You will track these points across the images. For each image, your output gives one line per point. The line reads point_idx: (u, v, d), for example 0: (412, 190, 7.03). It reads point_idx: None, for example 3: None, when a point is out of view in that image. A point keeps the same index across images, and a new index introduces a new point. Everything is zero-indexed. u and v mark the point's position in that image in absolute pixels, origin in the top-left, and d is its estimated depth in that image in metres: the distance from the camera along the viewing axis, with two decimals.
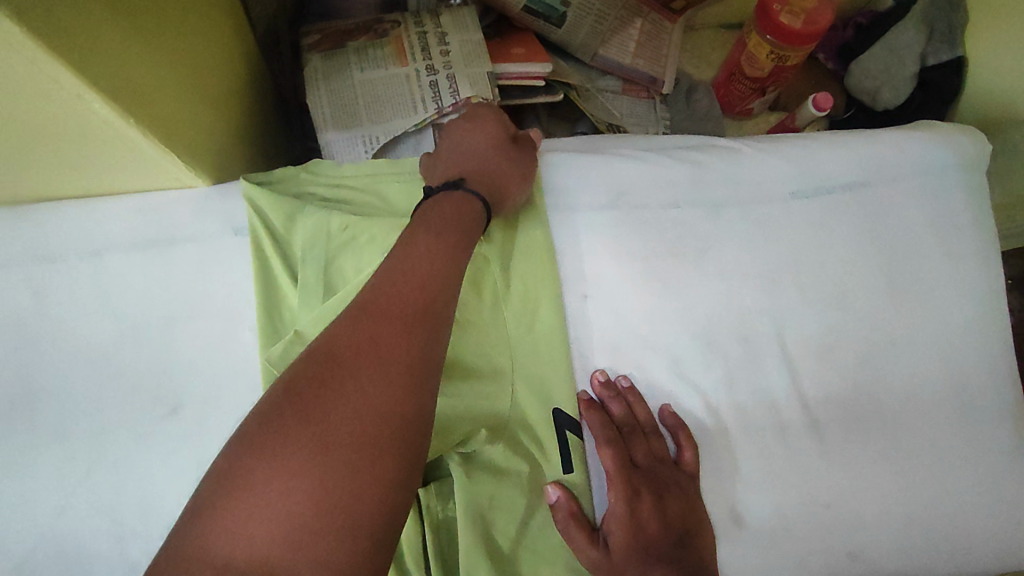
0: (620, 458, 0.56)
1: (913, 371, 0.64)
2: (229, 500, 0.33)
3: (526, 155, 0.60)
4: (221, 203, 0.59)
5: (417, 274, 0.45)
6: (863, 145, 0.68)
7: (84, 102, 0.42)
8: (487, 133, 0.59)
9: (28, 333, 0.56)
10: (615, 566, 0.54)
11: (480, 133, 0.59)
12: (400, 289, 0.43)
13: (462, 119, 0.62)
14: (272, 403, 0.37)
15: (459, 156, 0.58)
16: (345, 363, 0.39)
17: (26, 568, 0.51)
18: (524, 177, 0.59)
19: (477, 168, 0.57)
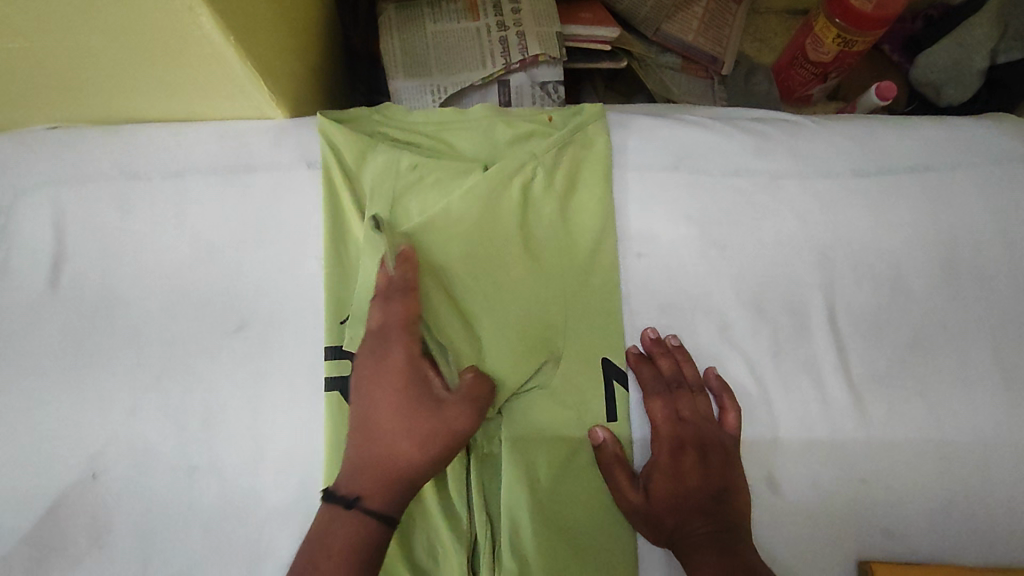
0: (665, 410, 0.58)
1: (963, 356, 0.64)
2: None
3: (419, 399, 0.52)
4: (297, 135, 0.62)
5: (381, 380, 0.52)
6: (928, 130, 0.68)
7: (194, 16, 0.46)
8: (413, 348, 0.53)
9: (113, 245, 0.60)
10: (654, 513, 0.55)
11: (388, 402, 0.51)
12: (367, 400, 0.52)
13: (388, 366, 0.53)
14: (358, 393, 0.53)
15: (386, 441, 0.51)
16: (377, 394, 0.52)
17: (97, 459, 0.55)
18: (404, 415, 0.51)
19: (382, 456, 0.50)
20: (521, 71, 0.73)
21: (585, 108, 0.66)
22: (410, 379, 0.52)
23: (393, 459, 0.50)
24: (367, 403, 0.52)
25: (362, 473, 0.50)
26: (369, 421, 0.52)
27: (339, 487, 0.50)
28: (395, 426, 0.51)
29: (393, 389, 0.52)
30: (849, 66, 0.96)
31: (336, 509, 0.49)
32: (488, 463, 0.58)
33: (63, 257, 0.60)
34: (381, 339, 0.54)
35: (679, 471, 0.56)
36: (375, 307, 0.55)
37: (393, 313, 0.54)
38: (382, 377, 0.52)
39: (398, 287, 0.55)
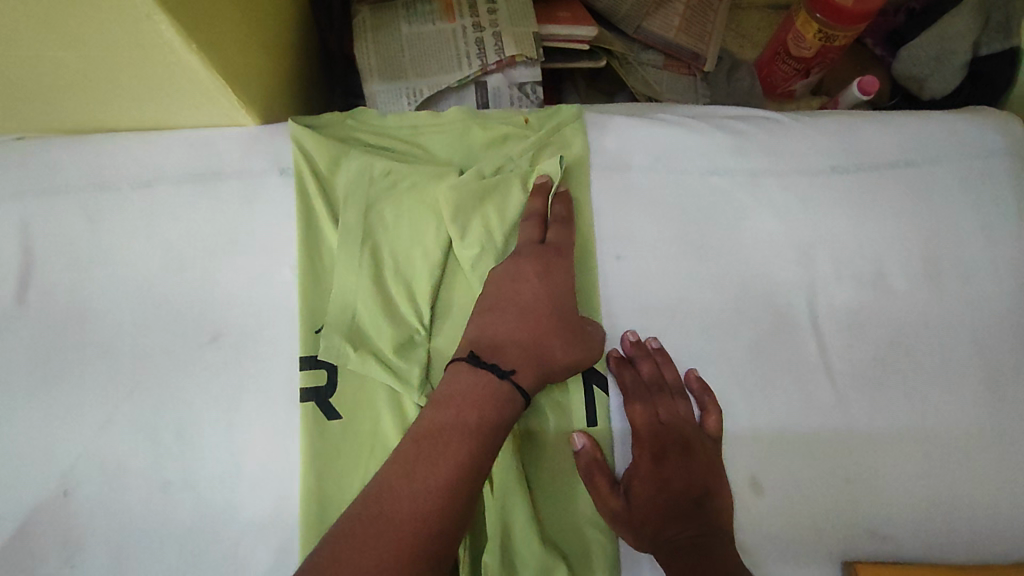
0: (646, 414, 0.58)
1: (945, 353, 0.63)
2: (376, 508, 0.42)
3: (562, 310, 0.56)
4: (268, 142, 0.61)
5: (531, 280, 0.56)
6: (908, 125, 0.68)
7: (152, 23, 0.44)
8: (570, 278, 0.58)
9: (82, 257, 0.59)
10: (635, 519, 0.55)
11: (520, 293, 0.55)
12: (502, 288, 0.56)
13: (535, 271, 0.57)
14: (492, 281, 0.57)
15: (513, 326, 0.54)
16: (512, 289, 0.56)
17: (68, 475, 0.54)
18: (547, 316, 0.55)
19: (506, 334, 0.54)
20: (498, 72, 0.72)
21: (562, 109, 0.65)
22: (562, 288, 0.57)
23: (529, 347, 0.53)
24: (530, 286, 0.56)
25: (487, 340, 0.53)
26: (497, 307, 0.55)
27: (480, 356, 0.52)
28: (526, 319, 0.54)
29: (547, 287, 0.56)
30: (831, 61, 0.96)
31: (474, 372, 0.50)
32: None
33: (30, 269, 0.58)
34: (544, 249, 0.58)
35: (660, 475, 0.56)
36: (524, 224, 0.60)
37: (566, 233, 0.59)
38: (531, 273, 0.56)
39: (562, 215, 0.60)
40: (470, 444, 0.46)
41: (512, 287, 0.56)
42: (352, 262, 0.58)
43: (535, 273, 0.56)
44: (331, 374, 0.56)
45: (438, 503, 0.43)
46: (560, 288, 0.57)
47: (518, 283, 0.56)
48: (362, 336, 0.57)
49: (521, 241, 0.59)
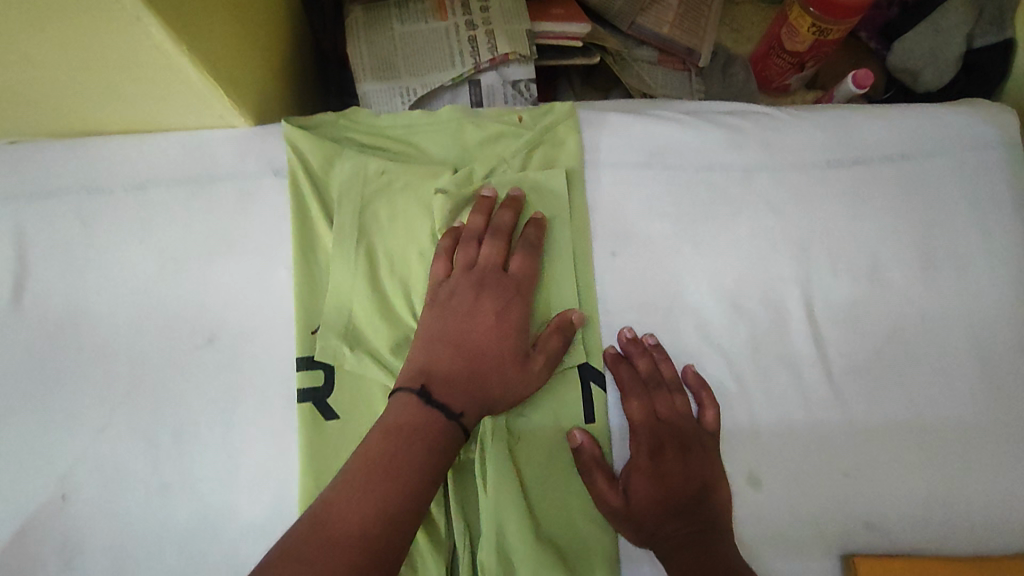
0: (643, 411, 0.58)
1: (941, 346, 0.64)
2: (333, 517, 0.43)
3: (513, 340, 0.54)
4: (262, 143, 0.61)
5: (478, 305, 0.54)
6: (903, 118, 0.68)
7: (141, 25, 0.44)
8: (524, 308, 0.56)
9: (76, 260, 0.59)
10: (635, 515, 0.55)
11: (468, 323, 0.53)
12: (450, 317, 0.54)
13: (480, 294, 0.55)
14: (438, 307, 0.55)
15: (461, 361, 0.52)
16: (461, 317, 0.54)
17: (67, 479, 0.54)
18: (497, 346, 0.53)
19: (454, 369, 0.52)
20: (492, 70, 0.72)
21: (556, 106, 0.64)
22: (519, 328, 0.55)
23: (479, 396, 0.51)
24: (485, 321, 0.54)
25: (435, 376, 0.51)
26: (446, 334, 0.53)
27: (433, 392, 0.50)
28: (475, 349, 0.53)
29: (502, 325, 0.54)
30: (825, 55, 0.96)
31: (423, 407, 0.49)
32: (467, 471, 0.57)
33: (24, 274, 0.58)
34: (502, 281, 0.56)
35: (659, 471, 0.55)
36: (482, 246, 0.57)
37: (526, 262, 0.57)
38: (487, 310, 0.54)
39: (524, 240, 0.58)
40: (416, 465, 0.46)
41: (458, 312, 0.54)
42: (348, 263, 0.58)
43: (481, 299, 0.54)
44: (328, 375, 0.56)
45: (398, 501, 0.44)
46: (508, 314, 0.55)
47: (463, 307, 0.54)
48: (358, 337, 0.57)
49: (478, 265, 0.56)
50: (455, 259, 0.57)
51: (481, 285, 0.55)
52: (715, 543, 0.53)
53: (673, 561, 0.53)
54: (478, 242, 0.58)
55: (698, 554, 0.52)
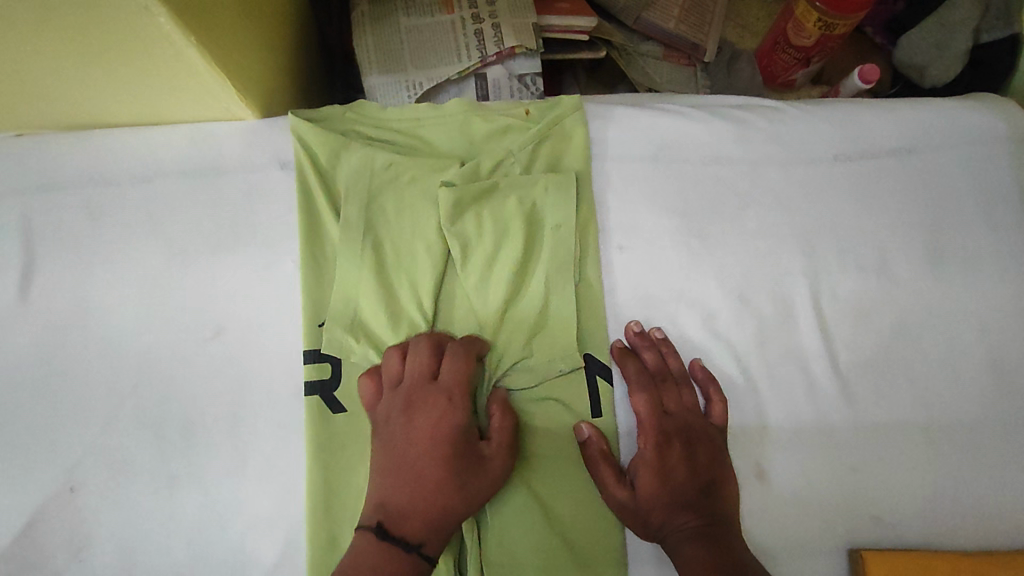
0: (651, 403, 0.57)
1: (948, 341, 0.63)
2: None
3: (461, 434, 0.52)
4: (269, 135, 0.61)
5: (416, 448, 0.51)
6: (911, 112, 0.67)
7: (150, 15, 0.44)
8: (461, 386, 0.54)
9: (83, 253, 0.59)
10: (641, 507, 0.54)
11: (415, 459, 0.51)
12: (392, 461, 0.51)
13: (421, 437, 0.52)
14: (376, 463, 0.52)
15: (414, 511, 0.49)
16: (401, 464, 0.51)
17: (75, 471, 0.54)
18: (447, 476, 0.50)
19: (408, 514, 0.49)
20: (498, 64, 0.72)
21: (563, 100, 0.64)
22: (452, 403, 0.53)
23: (433, 501, 0.50)
24: (424, 442, 0.51)
25: (393, 517, 0.49)
26: (390, 485, 0.50)
27: (390, 527, 0.49)
28: (420, 481, 0.50)
29: (440, 414, 0.52)
30: (831, 50, 0.95)
31: (386, 545, 0.48)
32: None
33: (32, 267, 0.58)
34: (431, 392, 0.53)
35: (665, 464, 0.55)
36: (409, 361, 0.55)
37: (458, 361, 0.55)
38: (420, 432, 0.52)
39: (451, 351, 0.55)
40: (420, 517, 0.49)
41: (397, 464, 0.51)
42: (354, 254, 0.58)
43: (420, 436, 0.52)
44: (335, 368, 0.56)
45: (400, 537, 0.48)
46: (449, 431, 0.52)
47: (404, 450, 0.51)
48: (366, 330, 0.58)
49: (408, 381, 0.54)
50: (382, 376, 0.55)
51: (409, 408, 0.52)
52: (722, 538, 0.52)
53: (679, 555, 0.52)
54: (405, 360, 0.55)
55: (704, 548, 0.51)
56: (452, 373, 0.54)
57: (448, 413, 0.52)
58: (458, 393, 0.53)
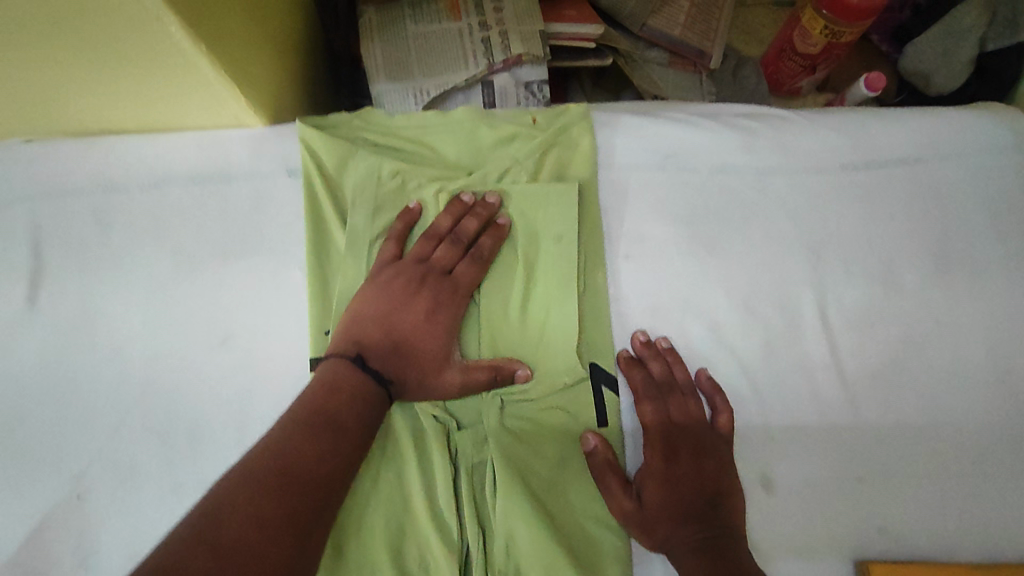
0: (658, 414, 0.58)
1: (956, 352, 0.63)
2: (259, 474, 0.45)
3: (440, 333, 0.57)
4: (277, 143, 0.61)
5: (411, 302, 0.57)
6: (919, 121, 0.67)
7: (162, 25, 0.45)
8: (459, 310, 0.58)
9: (91, 259, 0.59)
10: (647, 516, 0.54)
11: (402, 312, 0.56)
12: (381, 304, 0.56)
13: (421, 282, 0.58)
14: (363, 296, 0.57)
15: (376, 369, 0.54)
16: (388, 308, 0.56)
17: (82, 478, 0.54)
18: (411, 372, 0.55)
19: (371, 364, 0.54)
20: (505, 71, 0.72)
21: (570, 108, 0.65)
22: (454, 299, 0.58)
23: (399, 369, 0.55)
24: (418, 314, 0.57)
25: (364, 354, 0.54)
26: (375, 308, 0.56)
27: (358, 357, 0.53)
28: (395, 346, 0.55)
29: (440, 301, 0.58)
30: (837, 57, 0.95)
31: (351, 368, 0.53)
32: (478, 474, 0.56)
33: (40, 274, 0.58)
34: (442, 280, 0.58)
35: (672, 473, 0.56)
36: (440, 247, 0.60)
37: (472, 272, 0.59)
38: (419, 307, 0.57)
39: (478, 251, 0.59)
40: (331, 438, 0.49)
41: (388, 305, 0.56)
42: (362, 264, 0.59)
43: (419, 287, 0.57)
44: None
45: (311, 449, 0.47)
46: (445, 290, 0.58)
47: (392, 298, 0.57)
48: None
49: (429, 261, 0.59)
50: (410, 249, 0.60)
51: (422, 281, 0.58)
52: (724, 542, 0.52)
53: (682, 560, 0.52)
54: (438, 243, 0.60)
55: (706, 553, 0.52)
56: (465, 273, 0.59)
57: (446, 288, 0.58)
58: (460, 289, 0.58)
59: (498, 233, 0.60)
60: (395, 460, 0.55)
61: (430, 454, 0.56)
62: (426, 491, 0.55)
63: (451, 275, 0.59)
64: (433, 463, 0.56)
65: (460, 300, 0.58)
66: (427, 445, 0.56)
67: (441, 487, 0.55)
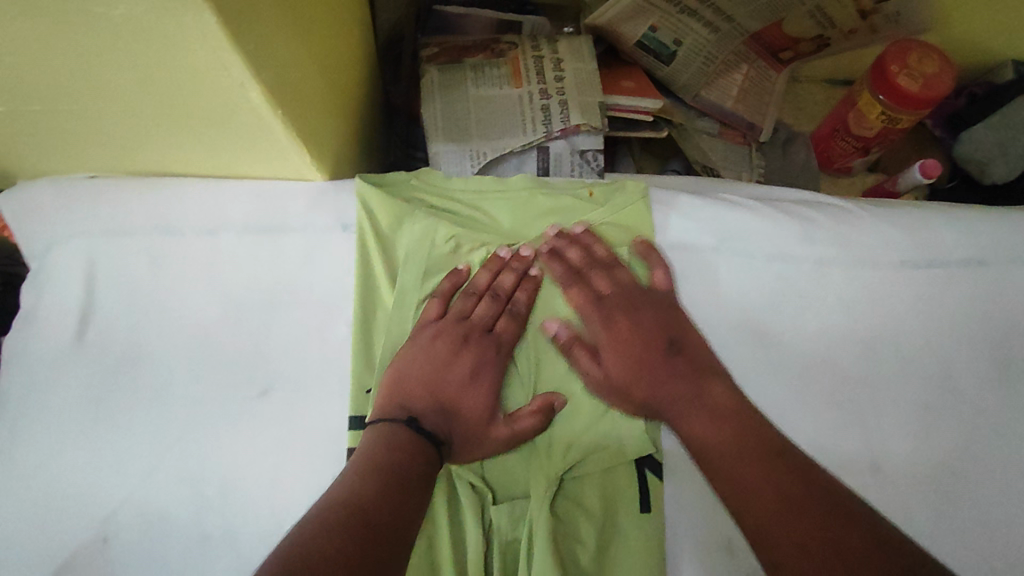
0: (574, 262, 0.61)
1: (1017, 465, 0.60)
2: (348, 508, 0.44)
3: (482, 391, 0.56)
4: (335, 197, 0.62)
5: (452, 359, 0.56)
6: (982, 222, 0.66)
7: (243, 90, 0.46)
8: (499, 366, 0.57)
9: (142, 300, 0.59)
10: (617, 385, 0.57)
11: (443, 371, 0.56)
12: (423, 362, 0.56)
13: (460, 338, 0.57)
14: (406, 355, 0.56)
15: (427, 427, 0.53)
16: (430, 367, 0.56)
17: (109, 522, 0.54)
18: (458, 431, 0.54)
19: (423, 424, 0.53)
20: (562, 139, 0.73)
21: (627, 185, 0.64)
22: (496, 356, 0.57)
23: (446, 428, 0.54)
24: (459, 371, 0.56)
25: (412, 414, 0.53)
26: (418, 367, 0.56)
27: (405, 417, 0.53)
28: (439, 407, 0.55)
29: (481, 358, 0.57)
30: (892, 141, 0.95)
31: (400, 429, 0.51)
32: (511, 552, 0.54)
33: (92, 311, 0.59)
34: (485, 338, 0.58)
35: (615, 346, 0.58)
36: (480, 304, 0.59)
37: (513, 329, 0.59)
38: (461, 367, 0.56)
39: (515, 307, 0.59)
40: (398, 483, 0.48)
41: (429, 364, 0.56)
42: (409, 324, 0.59)
43: (460, 344, 0.57)
44: None
45: (380, 488, 0.46)
46: (485, 347, 0.57)
47: (432, 358, 0.56)
48: None
49: (471, 320, 0.58)
50: (453, 305, 0.60)
51: (464, 340, 0.57)
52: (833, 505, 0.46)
53: (784, 531, 0.46)
54: (478, 299, 0.59)
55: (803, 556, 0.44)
56: (506, 328, 0.59)
57: (485, 344, 0.57)
58: (500, 345, 0.58)
59: (533, 284, 0.60)
60: (428, 530, 0.54)
61: (462, 526, 0.54)
62: (457, 567, 0.53)
63: (492, 332, 0.58)
64: (465, 536, 0.54)
65: (502, 359, 0.58)
66: (460, 516, 0.55)
67: (471, 563, 0.53)
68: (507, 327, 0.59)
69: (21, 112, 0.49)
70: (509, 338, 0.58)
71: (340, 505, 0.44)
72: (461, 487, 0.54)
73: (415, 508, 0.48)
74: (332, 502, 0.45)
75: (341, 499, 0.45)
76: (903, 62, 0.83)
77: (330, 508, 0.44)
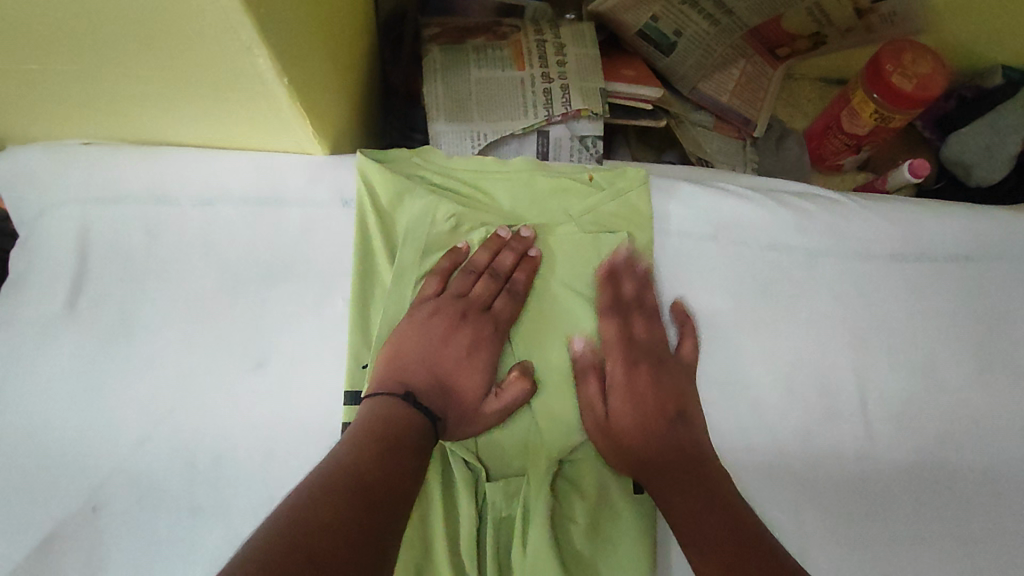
0: (616, 331, 0.59)
1: (994, 454, 0.62)
2: (347, 467, 0.45)
3: (476, 367, 0.57)
4: (335, 172, 0.62)
5: (449, 335, 0.57)
6: (969, 219, 0.68)
7: (250, 55, 0.46)
8: (495, 342, 0.58)
9: (134, 270, 0.59)
10: (613, 429, 0.57)
11: (440, 347, 0.57)
12: (420, 337, 0.57)
13: (458, 314, 0.58)
14: (402, 330, 0.57)
15: (423, 399, 0.54)
16: (427, 343, 0.57)
17: (98, 490, 0.53)
18: (452, 405, 0.55)
19: (419, 397, 0.53)
20: (562, 123, 0.73)
21: (628, 172, 0.65)
22: (492, 334, 0.58)
23: (442, 402, 0.55)
24: (456, 347, 0.57)
25: (409, 387, 0.54)
26: (415, 341, 0.56)
27: (401, 390, 0.53)
28: (434, 381, 0.55)
29: (477, 334, 0.58)
30: (882, 140, 0.97)
31: (398, 401, 0.52)
32: (505, 529, 0.54)
33: (83, 279, 0.58)
34: (482, 317, 0.58)
35: (632, 395, 0.58)
36: (478, 282, 0.60)
37: (510, 308, 0.59)
38: (459, 344, 0.57)
39: (513, 287, 0.60)
40: (397, 451, 0.49)
41: (427, 339, 0.57)
42: (407, 300, 0.59)
43: (458, 321, 0.58)
44: None
45: (378, 453, 0.47)
46: (481, 325, 0.58)
47: (430, 332, 0.57)
48: None
49: (470, 298, 0.59)
50: (452, 283, 0.60)
51: (462, 317, 0.58)
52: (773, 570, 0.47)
53: None
54: (477, 278, 0.60)
55: None
56: (503, 306, 0.59)
57: (482, 322, 0.58)
58: (496, 324, 0.58)
59: (533, 264, 0.60)
60: (422, 505, 0.54)
61: (457, 501, 0.55)
62: (450, 542, 0.53)
63: (489, 310, 0.59)
64: (459, 512, 0.54)
65: (498, 337, 0.58)
66: (455, 492, 0.55)
67: (464, 537, 0.53)
68: (503, 305, 0.59)
69: (18, 70, 0.48)
70: (506, 316, 0.59)
71: (341, 466, 0.45)
72: (456, 463, 0.55)
73: (414, 476, 0.48)
74: (333, 462, 0.46)
75: (342, 460, 0.46)
76: (897, 61, 0.84)
77: (330, 468, 0.45)
